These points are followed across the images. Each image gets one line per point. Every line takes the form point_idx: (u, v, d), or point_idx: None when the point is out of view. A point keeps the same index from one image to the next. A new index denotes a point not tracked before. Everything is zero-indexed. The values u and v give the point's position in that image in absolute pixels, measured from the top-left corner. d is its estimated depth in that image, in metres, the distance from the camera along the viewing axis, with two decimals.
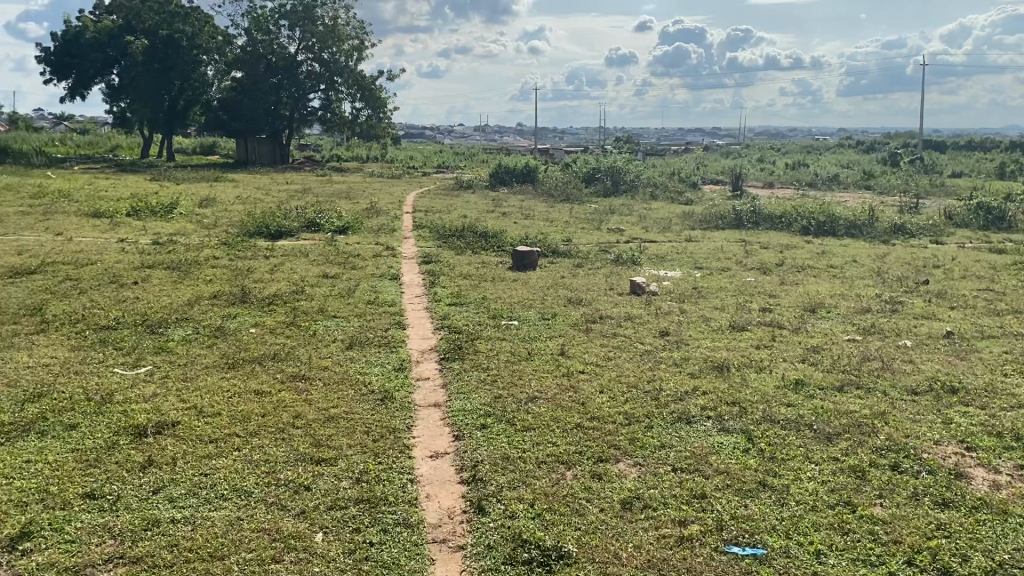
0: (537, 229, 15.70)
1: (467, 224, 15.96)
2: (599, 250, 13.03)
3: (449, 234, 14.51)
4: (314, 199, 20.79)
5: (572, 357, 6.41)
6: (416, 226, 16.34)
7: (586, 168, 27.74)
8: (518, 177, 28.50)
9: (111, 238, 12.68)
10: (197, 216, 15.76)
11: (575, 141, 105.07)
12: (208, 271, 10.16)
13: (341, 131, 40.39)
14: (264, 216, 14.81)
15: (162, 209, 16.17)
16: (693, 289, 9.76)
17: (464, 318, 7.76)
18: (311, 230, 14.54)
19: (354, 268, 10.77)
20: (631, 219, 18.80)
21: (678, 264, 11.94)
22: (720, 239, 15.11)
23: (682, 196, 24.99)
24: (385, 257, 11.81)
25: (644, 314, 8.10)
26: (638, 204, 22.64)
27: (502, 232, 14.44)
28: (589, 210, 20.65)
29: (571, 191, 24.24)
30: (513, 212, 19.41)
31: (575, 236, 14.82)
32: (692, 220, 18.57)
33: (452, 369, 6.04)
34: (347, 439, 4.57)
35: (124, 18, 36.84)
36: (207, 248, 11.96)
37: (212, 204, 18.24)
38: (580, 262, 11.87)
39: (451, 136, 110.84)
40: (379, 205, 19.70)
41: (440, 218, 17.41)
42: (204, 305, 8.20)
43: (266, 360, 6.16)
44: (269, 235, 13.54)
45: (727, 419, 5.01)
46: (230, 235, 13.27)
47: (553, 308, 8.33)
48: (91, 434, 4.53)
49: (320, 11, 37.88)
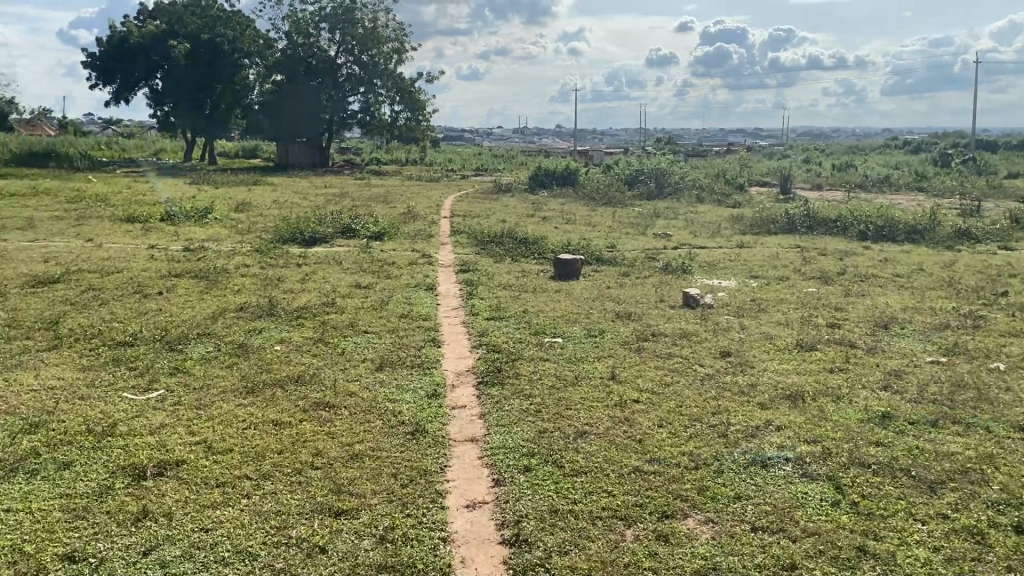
0: (580, 234, 15.07)
1: (507, 229, 15.39)
2: (646, 258, 12.37)
3: (487, 240, 13.94)
4: (351, 203, 20.41)
5: (625, 382, 5.76)
6: (454, 231, 15.81)
7: (629, 171, 27.02)
8: (558, 179, 27.88)
9: (141, 244, 12.34)
10: (231, 221, 15.41)
11: (614, 143, 104.06)
12: (237, 279, 9.71)
13: (380, 134, 40.11)
14: (299, 222, 14.40)
15: (196, 213, 15.87)
16: (750, 301, 9.06)
17: (505, 335, 7.15)
18: (346, 236, 14.08)
19: (389, 277, 10.25)
20: (677, 223, 18.07)
21: (731, 272, 11.23)
22: (773, 245, 14.33)
23: (728, 199, 24.15)
24: (421, 265, 11.29)
25: (700, 331, 7.43)
26: (683, 207, 21.87)
27: (543, 238, 13.83)
28: (632, 214, 19.94)
29: (613, 193, 23.55)
30: (554, 216, 18.79)
31: (620, 242, 14.16)
32: (741, 224, 17.78)
33: (491, 395, 5.43)
34: (372, 484, 3.99)
35: (166, 22, 36.98)
36: (238, 255, 11.54)
37: (248, 209, 17.90)
38: (627, 270, 11.22)
39: (490, 138, 110.64)
40: (416, 209, 19.23)
41: (479, 223, 16.86)
42: (228, 318, 7.71)
43: (287, 383, 5.61)
44: (303, 241, 13.11)
45: (810, 464, 4.33)
46: (263, 241, 12.86)
47: (602, 323, 7.69)
48: (85, 476, 4.03)
49: (359, 14, 37.65)
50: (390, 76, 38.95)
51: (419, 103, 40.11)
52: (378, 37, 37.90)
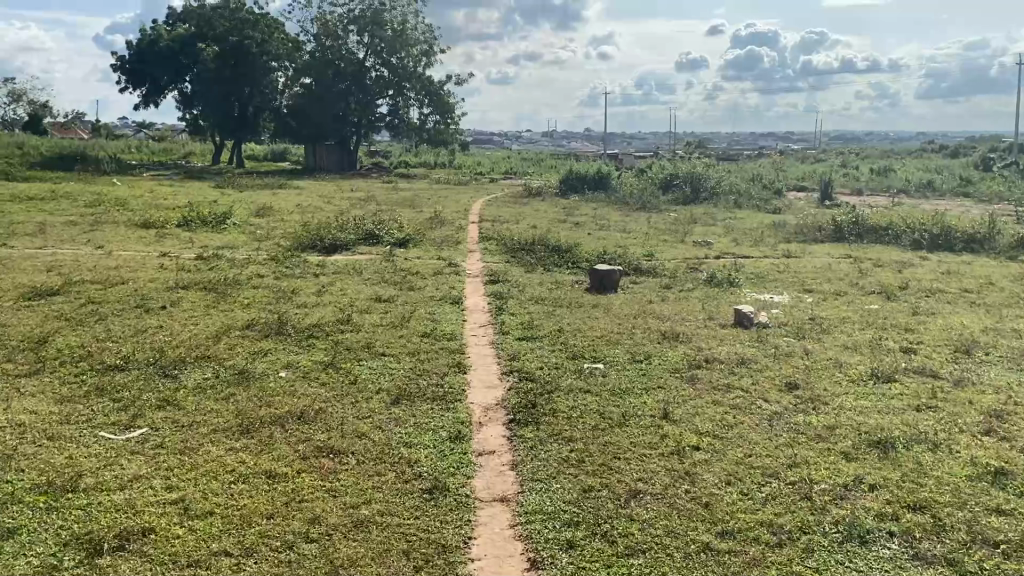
0: (615, 242, 14.24)
1: (537, 235, 14.59)
2: (688, 268, 11.51)
3: (517, 248, 13.14)
4: (376, 208, 19.74)
5: (681, 423, 4.94)
6: (483, 237, 15.05)
7: (662, 175, 26.11)
8: (589, 183, 27.02)
9: (153, 252, 11.71)
10: (251, 227, 14.76)
11: (644, 146, 103.15)
12: (249, 291, 9.01)
13: (408, 137, 39.51)
14: (320, 228, 13.71)
15: (215, 219, 15.27)
16: (809, 320, 8.18)
17: (539, 360, 6.35)
18: (368, 242, 13.37)
19: (412, 289, 9.48)
20: (716, 230, 17.16)
21: (782, 286, 10.34)
22: (823, 255, 13.39)
23: (768, 204, 23.16)
24: (446, 276, 10.53)
25: (760, 357, 6.57)
26: (721, 213, 20.92)
27: (577, 246, 13.01)
28: (669, 220, 19.04)
29: (648, 198, 22.65)
30: (587, 222, 17.96)
31: (658, 250, 13.31)
32: (785, 232, 16.83)
33: (526, 438, 4.64)
34: (379, 566, 3.23)
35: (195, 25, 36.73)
36: (253, 264, 10.86)
37: (269, 214, 17.28)
38: (668, 282, 10.36)
39: (519, 141, 110.13)
40: (443, 215, 18.49)
41: (508, 229, 16.08)
42: (233, 337, 6.99)
43: (289, 421, 4.87)
44: (323, 248, 12.41)
45: (921, 541, 3.50)
46: (281, 248, 12.17)
47: (648, 345, 6.86)
48: (30, 549, 3.32)
49: (388, 15, 37.12)
50: (419, 79, 38.36)
51: (448, 106, 39.46)
52: (407, 40, 37.32)
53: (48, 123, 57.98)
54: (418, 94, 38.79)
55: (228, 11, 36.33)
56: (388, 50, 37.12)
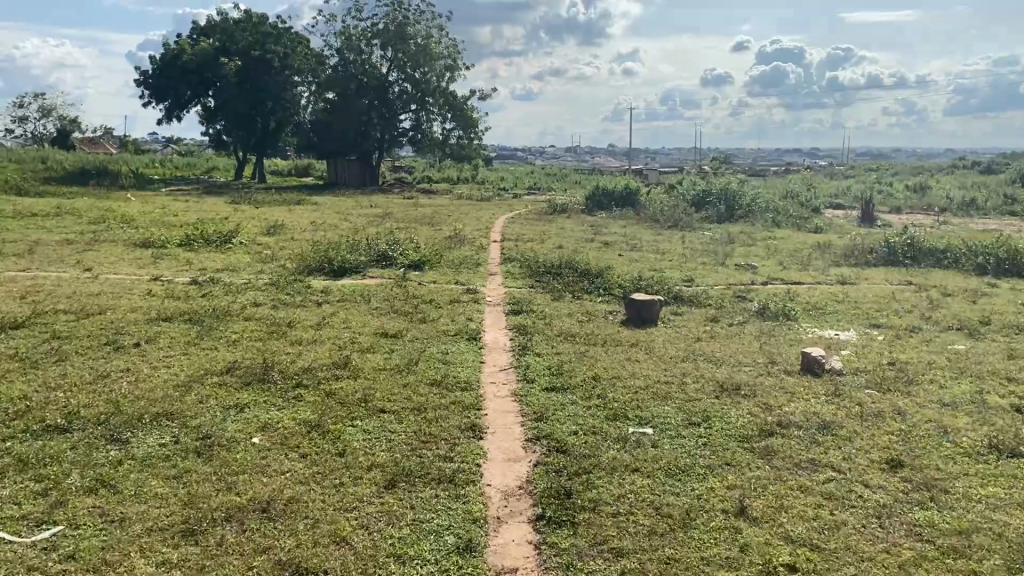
0: (650, 265, 13.03)
1: (565, 257, 13.43)
2: (736, 297, 10.29)
3: (543, 271, 11.98)
4: (393, 225, 18.69)
5: (761, 525, 3.78)
6: (505, 259, 13.92)
7: (696, 191, 24.87)
8: (617, 199, 25.85)
9: (143, 276, 10.68)
10: (257, 247, 13.72)
11: (669, 163, 101.88)
12: (238, 325, 7.91)
13: (431, 152, 38.58)
14: (330, 248, 12.63)
15: (219, 237, 14.27)
16: (889, 364, 6.94)
17: (572, 421, 5.19)
18: (381, 264, 12.27)
19: (425, 321, 8.35)
20: (757, 252, 15.91)
21: (846, 319, 9.08)
22: (882, 282, 12.10)
23: (808, 223, 21.84)
24: (464, 305, 9.39)
25: (845, 420, 5.35)
26: (760, 232, 19.66)
27: (609, 269, 11.84)
28: (705, 240, 17.82)
29: (680, 215, 21.42)
30: (617, 242, 16.78)
31: (698, 275, 12.09)
32: (833, 254, 15.54)
33: (558, 551, 3.51)
34: None
35: (218, 38, 36.15)
36: (251, 291, 9.79)
37: (279, 232, 16.28)
38: (714, 314, 9.15)
39: (543, 157, 109.40)
40: (464, 233, 17.40)
41: (533, 250, 14.94)
42: (207, 386, 5.88)
43: (250, 517, 3.76)
44: (330, 270, 11.33)
45: None
46: (285, 272, 11.11)
47: (703, 400, 5.67)
48: None
49: (412, 29, 36.30)
50: (442, 93, 37.48)
51: (472, 121, 38.51)
52: (431, 53, 36.46)
53: (74, 137, 57.83)
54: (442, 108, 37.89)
55: (251, 24, 35.76)
56: (411, 64, 36.25)
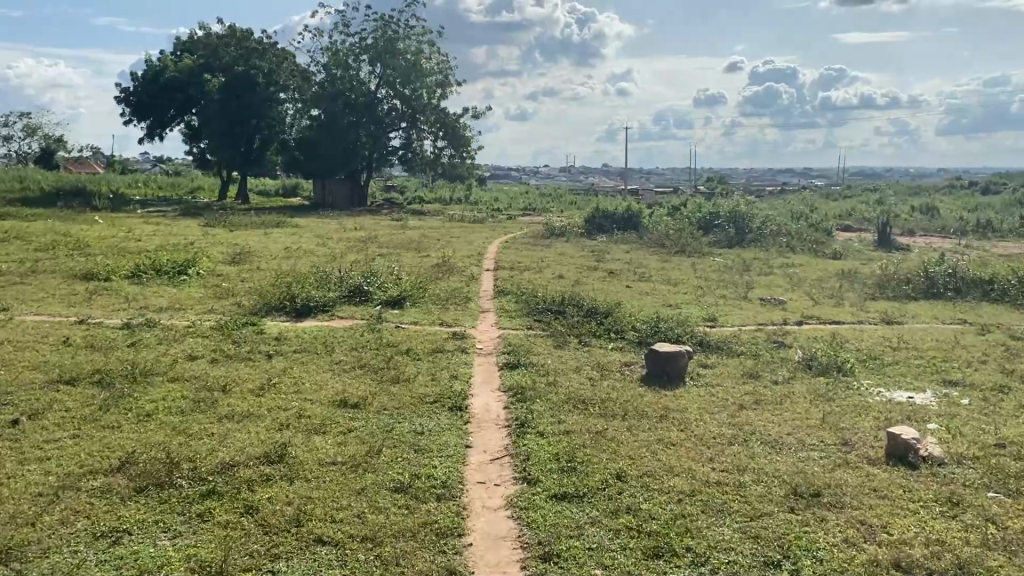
0: (663, 300, 11.41)
1: (567, 291, 11.82)
2: (772, 344, 8.68)
3: (542, 308, 10.36)
4: (376, 252, 17.08)
5: None
6: (499, 291, 12.32)
7: (701, 214, 23.36)
8: (618, 222, 24.33)
9: (69, 318, 9.01)
10: (215, 281, 12.07)
11: (662, 183, 100.63)
12: (160, 388, 6.23)
13: (422, 172, 37.04)
14: (297, 281, 10.99)
15: (175, 267, 12.64)
16: (999, 448, 5.30)
17: (596, 566, 3.56)
18: (354, 300, 10.63)
19: (399, 382, 6.70)
20: (778, 282, 14.33)
21: (913, 374, 7.46)
22: (933, 321, 10.51)
23: (824, 248, 20.31)
24: (448, 356, 7.73)
25: (989, 557, 3.70)
26: (775, 259, 18.11)
27: (618, 306, 10.21)
28: (718, 268, 16.25)
29: (687, 239, 19.88)
30: (623, 270, 15.20)
31: (720, 314, 10.48)
32: (862, 285, 13.97)
33: None
34: None
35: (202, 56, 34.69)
36: (192, 339, 8.12)
37: (248, 260, 14.69)
38: (752, 369, 7.53)
39: (538, 178, 107.95)
40: (454, 261, 15.81)
41: (530, 281, 13.35)
42: (83, 497, 4.22)
43: None
44: (293, 309, 9.68)
45: None
46: (239, 313, 9.46)
47: (776, 520, 4.04)
48: None
49: (402, 45, 34.84)
50: (433, 111, 35.95)
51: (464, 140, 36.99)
52: (422, 69, 34.96)
53: (60, 157, 56.26)
54: (433, 127, 36.39)
55: (236, 40, 34.34)
56: (401, 81, 34.74)
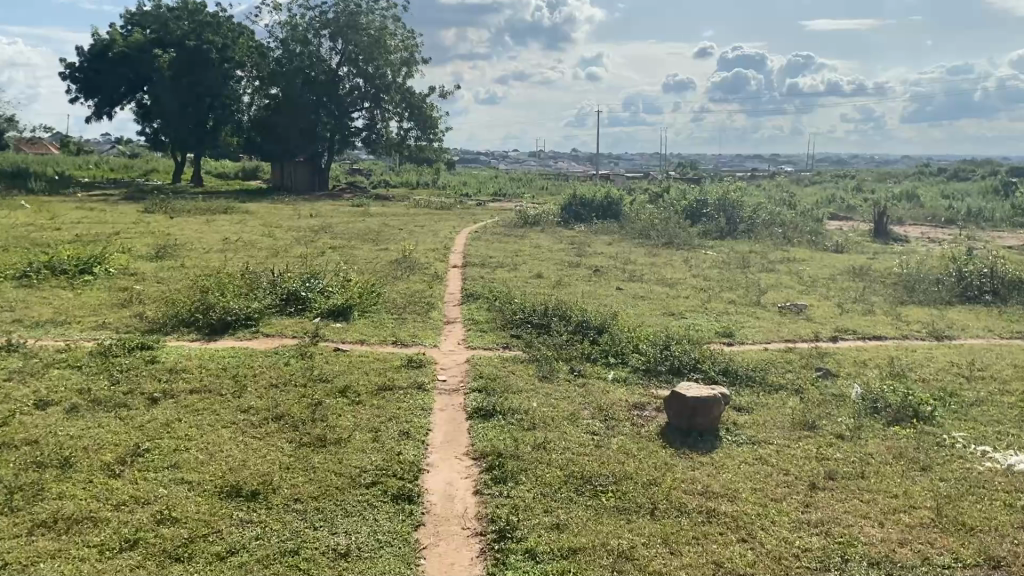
0: (664, 309, 9.53)
1: (548, 295, 9.91)
2: (815, 373, 6.83)
3: (521, 321, 8.42)
4: (328, 244, 15.05)
5: None
6: (468, 295, 10.38)
7: (687, 202, 21.56)
8: (596, 210, 22.48)
9: None
10: (124, 283, 9.94)
11: (634, 167, 99.06)
12: None
13: (387, 154, 34.81)
14: (221, 284, 8.94)
15: (79, 263, 10.50)
16: None
17: None
18: (288, 309, 8.64)
19: (327, 449, 4.72)
20: (787, 281, 12.54)
21: (1016, 423, 5.63)
22: (989, 335, 8.75)
23: (823, 239, 18.61)
24: (398, 397, 5.75)
25: None
26: (774, 252, 16.38)
27: (613, 318, 8.31)
28: (714, 264, 14.44)
29: (675, 229, 18.05)
30: (610, 267, 13.31)
31: (735, 326, 8.64)
32: (883, 285, 12.23)
33: None
34: None
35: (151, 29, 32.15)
36: (57, 371, 6.05)
37: (175, 254, 12.58)
38: (801, 415, 5.67)
39: (510, 163, 105.94)
40: (416, 255, 13.83)
41: (504, 281, 11.41)
42: None
43: None
44: (207, 325, 7.64)
45: None
46: (136, 332, 7.39)
47: None
48: None
49: (364, 19, 32.47)
50: (398, 90, 33.69)
51: (431, 121, 34.80)
52: (386, 46, 32.63)
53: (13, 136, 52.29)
54: (398, 106, 34.14)
55: (187, 12, 31.79)
56: (364, 58, 32.40)
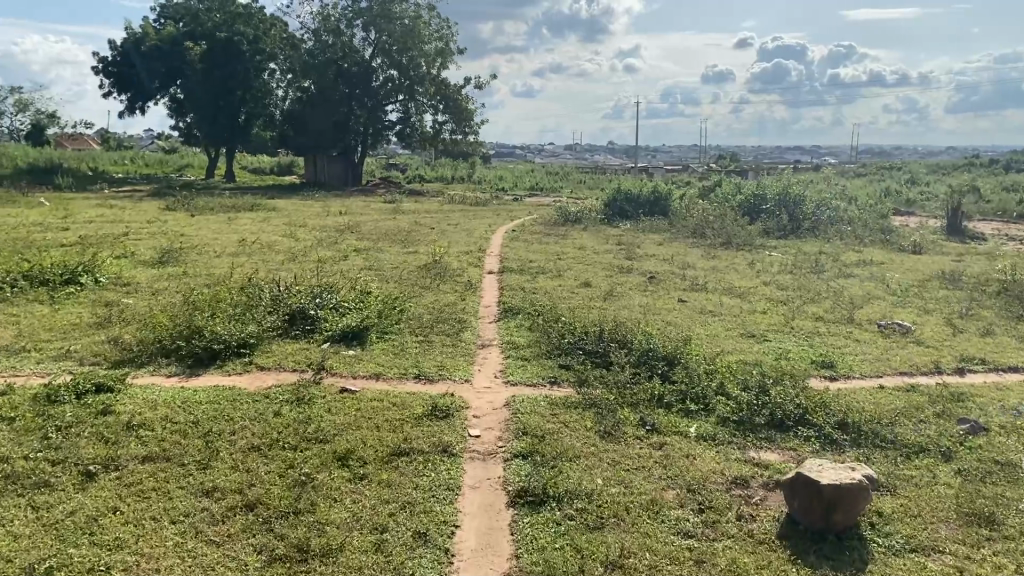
0: (739, 330, 7.98)
1: (599, 312, 8.40)
2: (959, 426, 5.26)
3: (572, 348, 6.91)
4: (353, 246, 13.70)
5: None
6: (505, 309, 8.90)
7: (744, 198, 19.82)
8: (643, 207, 20.87)
9: None
10: (109, 296, 8.60)
11: (674, 160, 96.61)
12: None
13: (421, 148, 33.45)
14: (216, 299, 7.55)
15: (62, 271, 9.17)
16: None
17: None
18: (292, 330, 7.24)
19: (311, 569, 3.29)
20: (873, 291, 10.87)
21: None
22: None
23: (897, 237, 16.85)
24: (416, 469, 4.30)
25: None
26: (846, 254, 14.69)
27: (684, 345, 6.79)
28: (782, 268, 12.81)
29: (733, 227, 16.40)
30: (666, 273, 11.76)
31: (834, 357, 7.06)
32: (989, 296, 10.49)
33: None
34: None
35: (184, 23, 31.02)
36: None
37: (180, 259, 11.28)
38: (970, 501, 4.12)
39: (546, 157, 104.25)
40: (447, 259, 12.41)
41: (548, 291, 9.91)
42: None
43: None
44: (189, 355, 6.26)
45: None
46: (102, 368, 6.01)
47: None
48: None
49: (399, 8, 30.98)
50: (433, 82, 32.25)
51: (467, 113, 33.35)
52: (421, 36, 31.20)
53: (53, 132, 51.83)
54: (432, 99, 32.71)
55: (219, 4, 30.60)
56: (397, 49, 31.01)
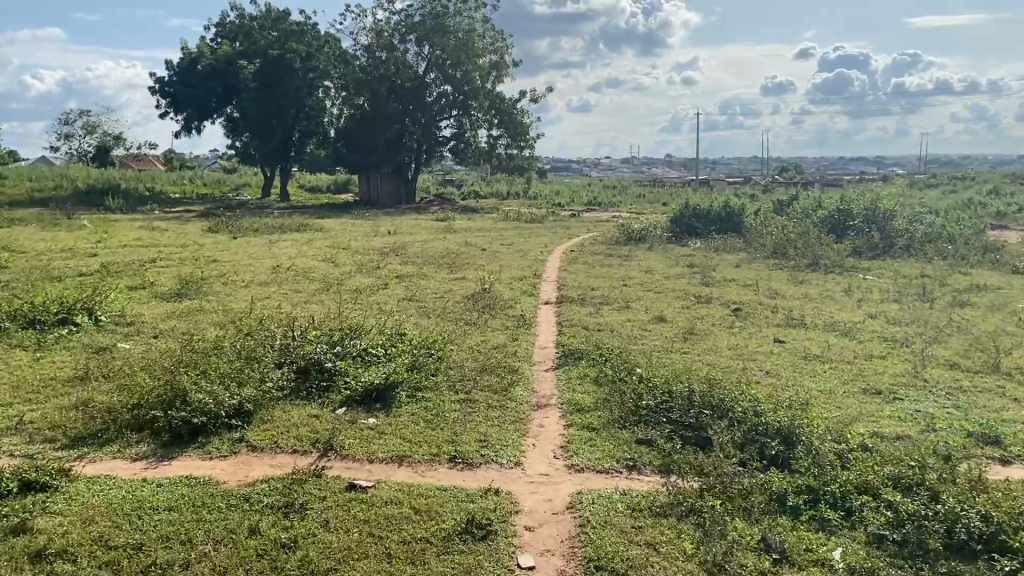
0: (859, 385, 6.35)
1: (680, 360, 6.85)
2: None
3: (652, 416, 5.39)
4: (396, 271, 12.37)
5: None
6: (566, 353, 7.40)
7: (827, 213, 17.96)
8: (713, 223, 19.18)
9: None
10: (102, 340, 7.34)
11: (735, 173, 93.86)
12: None
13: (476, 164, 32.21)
14: (216, 347, 6.23)
15: (57, 309, 8.00)
16: None
17: None
18: (304, 388, 5.87)
19: None
20: (1005, 326, 9.09)
21: None
22: None
23: (1008, 257, 14.88)
24: None
25: None
26: (953, 277, 12.84)
27: (801, 412, 5.22)
28: (884, 295, 11.08)
29: (819, 247, 14.68)
30: (751, 303, 10.14)
31: (996, 426, 5.40)
32: None
33: None
34: None
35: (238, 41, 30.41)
36: None
37: (203, 290, 10.09)
38: None
39: (603, 170, 102.35)
40: (499, 287, 10.99)
41: (615, 329, 8.38)
42: None
43: None
44: (166, 429, 4.93)
45: None
46: (53, 449, 4.69)
47: None
48: None
49: (452, 21, 29.87)
50: (487, 96, 31.01)
51: (523, 128, 32.02)
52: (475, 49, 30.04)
53: (115, 153, 52.03)
54: (487, 113, 31.46)
55: (271, 20, 29.88)
56: (451, 63, 29.87)
